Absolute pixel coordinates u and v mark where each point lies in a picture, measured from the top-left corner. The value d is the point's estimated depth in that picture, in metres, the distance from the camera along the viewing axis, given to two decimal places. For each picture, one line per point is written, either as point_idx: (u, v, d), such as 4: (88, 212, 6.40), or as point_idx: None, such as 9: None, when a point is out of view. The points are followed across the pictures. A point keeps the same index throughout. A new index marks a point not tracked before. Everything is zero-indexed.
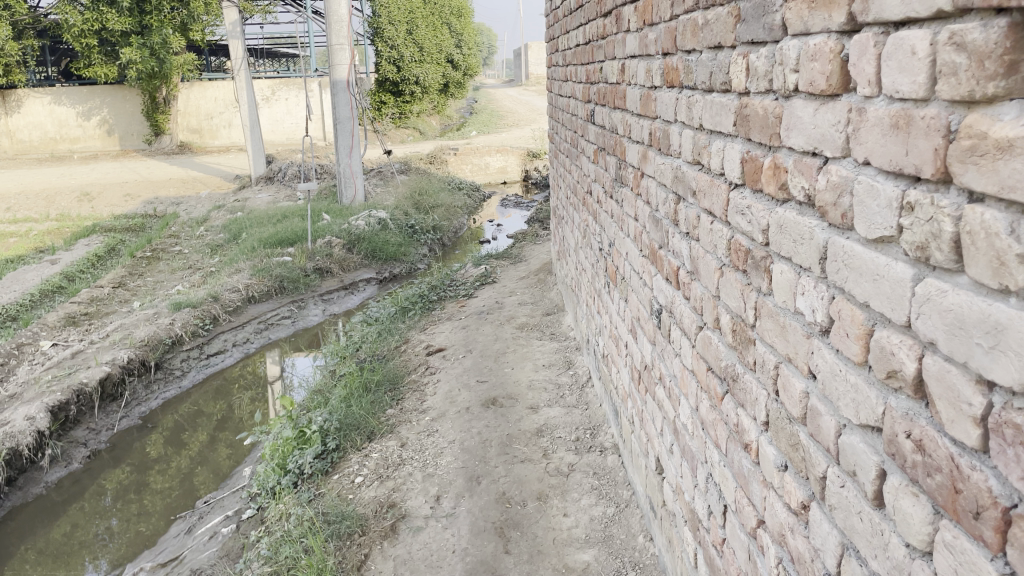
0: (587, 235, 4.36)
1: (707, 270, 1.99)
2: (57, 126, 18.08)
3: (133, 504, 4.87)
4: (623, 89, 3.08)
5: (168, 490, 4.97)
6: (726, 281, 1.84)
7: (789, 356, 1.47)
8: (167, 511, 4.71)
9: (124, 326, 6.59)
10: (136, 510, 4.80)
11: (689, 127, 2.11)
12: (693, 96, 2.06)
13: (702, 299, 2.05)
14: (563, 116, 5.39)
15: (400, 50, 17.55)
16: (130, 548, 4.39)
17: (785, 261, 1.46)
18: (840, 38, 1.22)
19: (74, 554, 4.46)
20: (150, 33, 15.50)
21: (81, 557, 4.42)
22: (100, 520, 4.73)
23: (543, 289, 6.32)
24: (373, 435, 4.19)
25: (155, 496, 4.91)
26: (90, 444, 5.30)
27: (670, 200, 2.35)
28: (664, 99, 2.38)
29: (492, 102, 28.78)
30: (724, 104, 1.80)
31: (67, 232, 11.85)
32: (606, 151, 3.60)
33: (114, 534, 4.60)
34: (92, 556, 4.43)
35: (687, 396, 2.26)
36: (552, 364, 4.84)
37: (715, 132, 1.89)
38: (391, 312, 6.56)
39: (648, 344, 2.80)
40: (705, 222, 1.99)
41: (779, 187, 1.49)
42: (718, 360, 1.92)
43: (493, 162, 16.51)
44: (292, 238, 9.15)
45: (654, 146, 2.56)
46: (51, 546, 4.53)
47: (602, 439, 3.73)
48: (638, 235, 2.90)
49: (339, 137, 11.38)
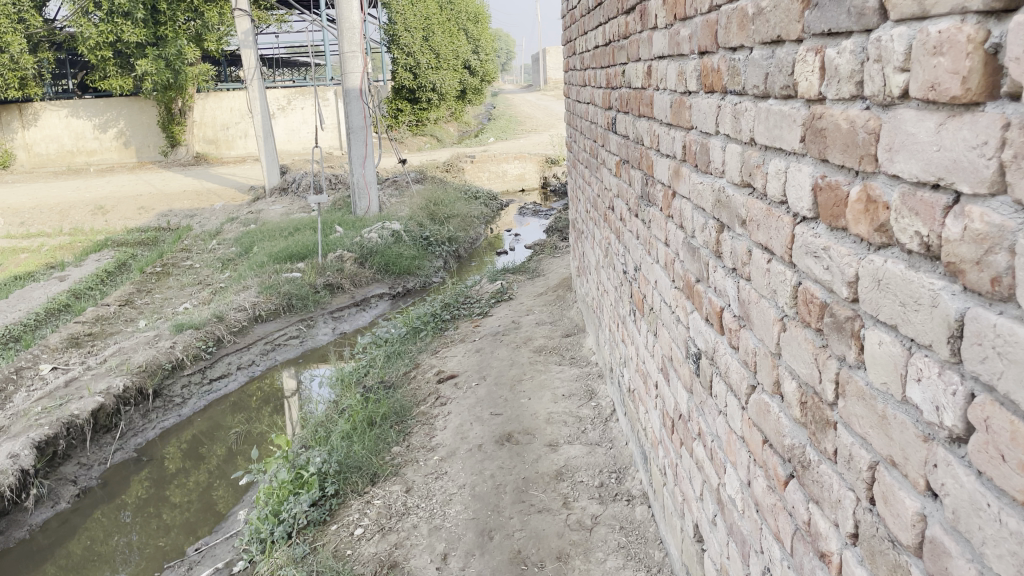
0: (609, 254, 3.97)
1: (762, 320, 1.61)
2: (74, 139, 17.94)
3: (154, 519, 4.74)
4: (649, 95, 2.69)
5: (191, 511, 4.77)
6: (790, 339, 1.45)
7: (893, 458, 1.09)
8: (185, 526, 4.61)
9: (121, 350, 6.27)
10: (157, 525, 4.68)
11: (736, 141, 1.72)
12: (740, 105, 1.68)
13: (756, 354, 1.67)
14: (582, 123, 5.00)
15: (416, 56, 17.36)
16: (152, 561, 4.29)
17: (887, 332, 1.08)
18: (983, 22, 0.84)
19: (95, 565, 4.37)
20: (165, 44, 15.36)
21: (102, 569, 4.33)
22: (121, 535, 4.64)
23: (563, 306, 5.93)
24: (376, 477, 3.82)
25: (174, 510, 4.80)
26: (80, 482, 4.96)
27: (711, 227, 1.96)
28: (701, 106, 2.00)
29: (510, 108, 28.40)
30: (786, 113, 1.42)
31: (79, 246, 11.61)
32: (630, 164, 3.22)
33: (135, 547, 4.50)
34: (113, 568, 4.32)
35: (736, 467, 1.87)
36: (572, 394, 4.44)
37: (773, 148, 1.51)
38: (402, 333, 6.19)
39: (684, 392, 2.40)
40: (757, 259, 1.61)
41: (874, 229, 1.10)
42: (778, 436, 1.54)
43: (511, 169, 16.17)
44: (303, 252, 8.82)
45: (689, 162, 2.17)
46: (71, 561, 4.42)
47: (629, 487, 3.34)
48: (669, 262, 2.52)
49: (352, 147, 11.05)
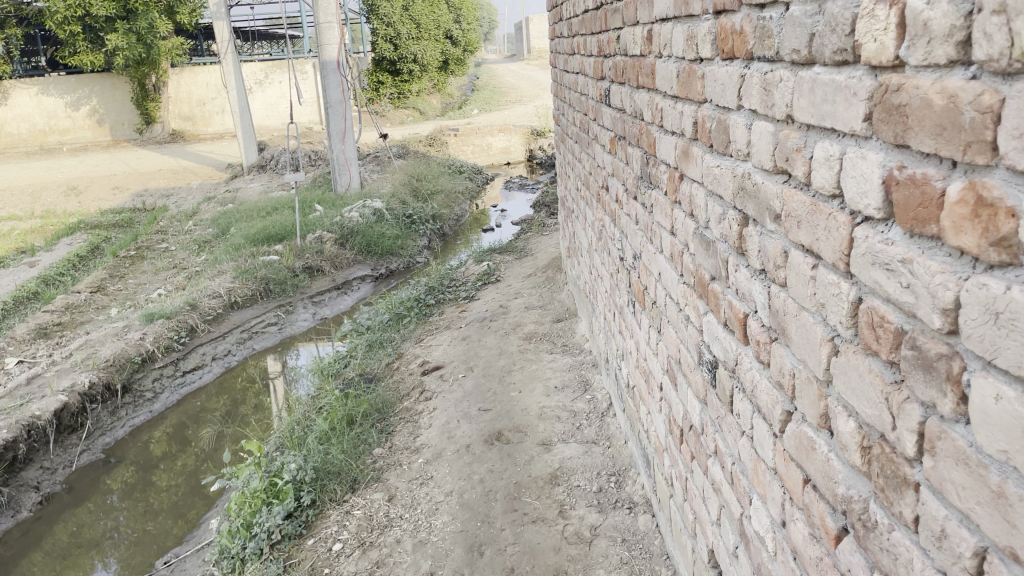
0: (603, 237, 3.68)
1: (803, 338, 1.33)
2: (45, 117, 17.35)
3: (141, 503, 4.70)
4: (650, 62, 2.38)
5: (178, 495, 4.69)
6: (847, 366, 1.17)
7: (1014, 552, 0.81)
8: (173, 510, 4.55)
9: (89, 343, 5.92)
10: (144, 509, 4.63)
11: (767, 119, 1.42)
12: (773, 74, 1.38)
13: (795, 377, 1.38)
14: (570, 94, 4.67)
15: (397, 27, 16.93)
16: (138, 545, 4.29)
17: (1006, 384, 0.80)
18: None
19: (82, 554, 4.31)
20: (135, 17, 14.85)
21: (91, 557, 4.29)
22: (108, 518, 4.59)
23: (553, 289, 5.64)
24: (355, 484, 3.54)
25: (162, 494, 4.73)
26: (42, 488, 4.67)
27: (732, 221, 1.67)
28: (718, 76, 1.70)
29: (493, 79, 27.84)
30: (841, 85, 1.12)
31: (51, 230, 11.18)
32: (627, 141, 2.91)
33: (122, 532, 4.47)
34: (102, 554, 4.30)
35: (767, 502, 1.60)
36: (564, 386, 4.16)
37: (818, 129, 1.22)
38: (384, 319, 5.89)
39: (695, 402, 2.12)
40: (798, 262, 1.32)
41: (987, 242, 0.82)
42: (828, 483, 1.27)
43: (495, 142, 15.80)
44: (281, 233, 8.45)
45: (700, 140, 1.88)
46: (59, 547, 4.36)
47: (630, 493, 3.08)
48: (676, 254, 2.23)
49: (331, 122, 10.65)
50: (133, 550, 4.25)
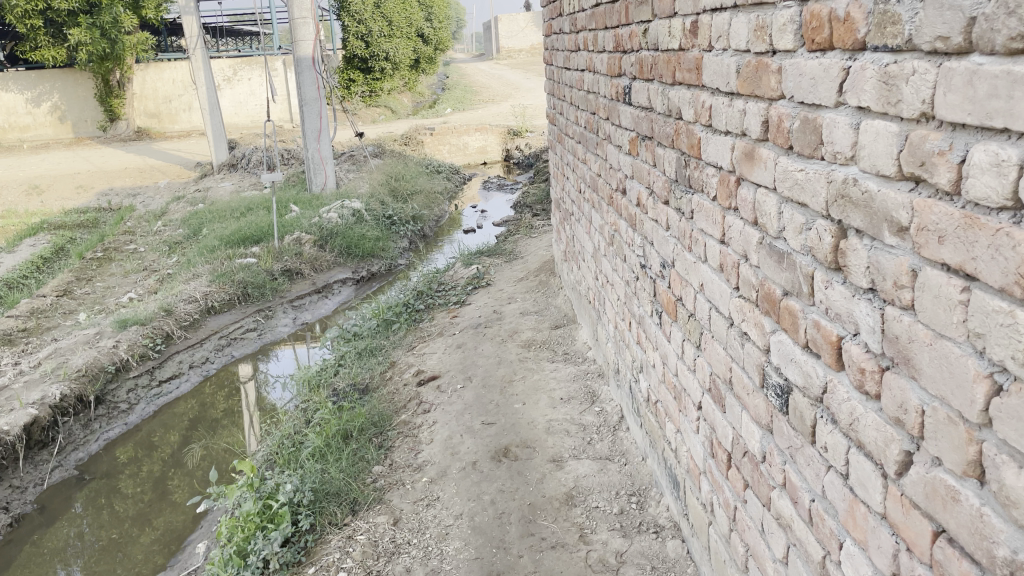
0: (617, 242, 3.50)
1: (941, 370, 1.15)
2: (5, 114, 16.76)
3: (105, 510, 4.52)
4: (694, 56, 2.20)
5: (144, 501, 4.53)
6: (1020, 411, 0.99)
7: None
8: (140, 517, 4.39)
9: (58, 352, 5.60)
10: (109, 516, 4.46)
11: (886, 118, 1.24)
12: (897, 66, 1.20)
13: (924, 414, 1.20)
14: (572, 93, 4.50)
15: (369, 24, 16.65)
16: (107, 553, 4.12)
17: None
18: None
19: (44, 562, 4.12)
20: (99, 12, 14.40)
21: (53, 565, 4.10)
22: (71, 525, 4.39)
23: (549, 294, 5.44)
24: (356, 507, 3.32)
25: (128, 501, 4.56)
26: (13, 509, 4.37)
27: (824, 231, 1.49)
28: (804, 70, 1.52)
29: (464, 78, 27.60)
30: (1022, 78, 0.95)
31: (13, 231, 10.73)
32: (655, 141, 2.72)
33: (88, 539, 4.29)
34: (65, 562, 4.12)
35: (868, 550, 1.42)
36: (571, 397, 3.96)
37: (977, 129, 1.04)
38: (372, 326, 5.66)
39: (756, 429, 1.94)
40: (934, 282, 1.14)
41: None
42: (980, 540, 1.09)
43: (472, 142, 15.62)
44: (258, 235, 8.16)
45: (773, 141, 1.70)
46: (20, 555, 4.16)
47: (655, 515, 2.90)
48: (728, 265, 2.04)
49: (306, 120, 10.36)
50: (100, 558, 4.09)
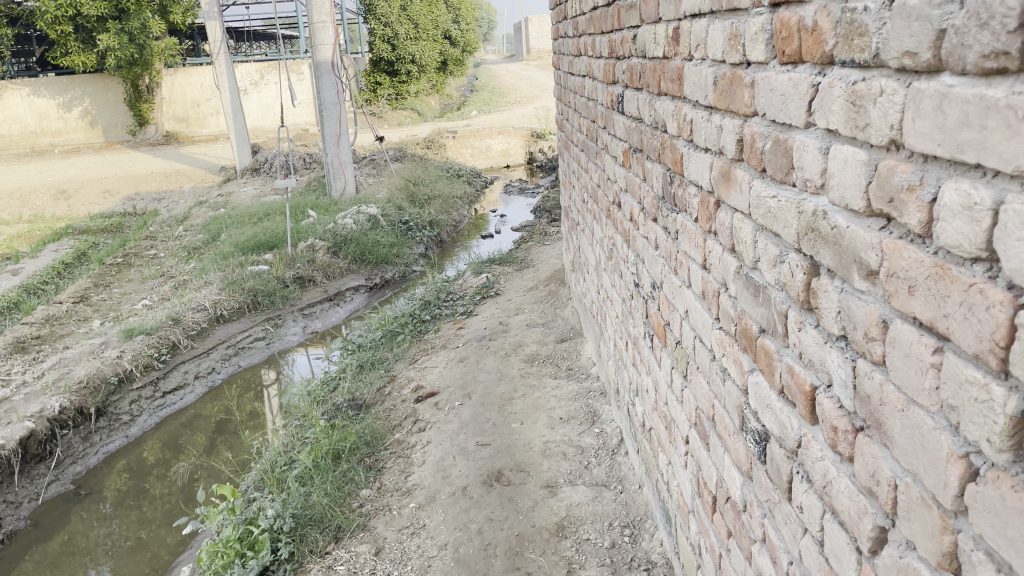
0: (614, 257, 3.34)
1: (913, 440, 0.98)
2: (37, 119, 16.98)
3: (133, 511, 4.52)
4: (676, 64, 2.02)
5: (173, 499, 4.53)
6: (993, 501, 0.83)
7: None
8: (166, 518, 4.37)
9: (62, 362, 5.55)
10: (137, 518, 4.45)
11: (857, 145, 1.07)
12: (865, 86, 1.03)
13: (897, 487, 1.03)
14: (575, 99, 4.33)
15: (395, 27, 16.61)
16: (133, 554, 4.14)
17: None
18: None
19: (76, 561, 4.19)
20: (127, 17, 14.48)
21: (83, 565, 4.15)
22: (101, 526, 4.46)
23: (557, 304, 5.28)
24: (339, 534, 3.20)
25: (157, 501, 4.55)
26: (5, 525, 4.31)
27: (797, 267, 1.31)
28: (774, 84, 1.35)
29: (493, 79, 27.46)
30: (995, 105, 0.78)
31: (38, 235, 10.80)
32: (644, 154, 2.56)
33: (116, 539, 4.33)
34: (95, 563, 4.16)
35: None
36: (570, 417, 3.79)
37: (949, 164, 0.87)
38: (376, 338, 5.54)
39: (737, 474, 1.77)
40: (906, 339, 0.97)
41: None
42: None
43: (495, 144, 15.52)
44: (272, 241, 8.09)
45: (749, 162, 1.53)
46: (49, 555, 4.23)
47: (648, 550, 2.73)
48: (709, 293, 1.87)
49: (326, 125, 10.30)
50: (129, 559, 4.11)
